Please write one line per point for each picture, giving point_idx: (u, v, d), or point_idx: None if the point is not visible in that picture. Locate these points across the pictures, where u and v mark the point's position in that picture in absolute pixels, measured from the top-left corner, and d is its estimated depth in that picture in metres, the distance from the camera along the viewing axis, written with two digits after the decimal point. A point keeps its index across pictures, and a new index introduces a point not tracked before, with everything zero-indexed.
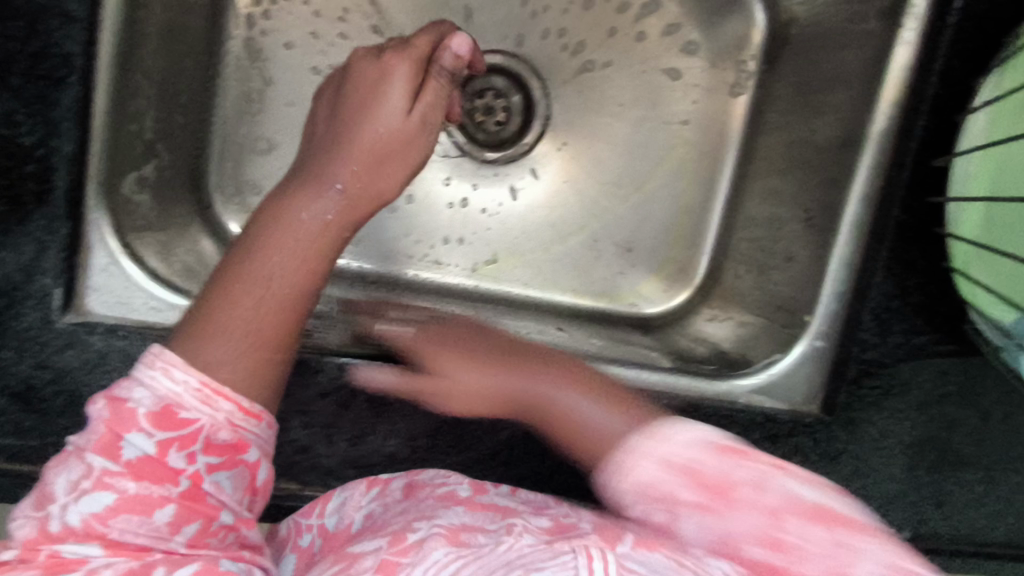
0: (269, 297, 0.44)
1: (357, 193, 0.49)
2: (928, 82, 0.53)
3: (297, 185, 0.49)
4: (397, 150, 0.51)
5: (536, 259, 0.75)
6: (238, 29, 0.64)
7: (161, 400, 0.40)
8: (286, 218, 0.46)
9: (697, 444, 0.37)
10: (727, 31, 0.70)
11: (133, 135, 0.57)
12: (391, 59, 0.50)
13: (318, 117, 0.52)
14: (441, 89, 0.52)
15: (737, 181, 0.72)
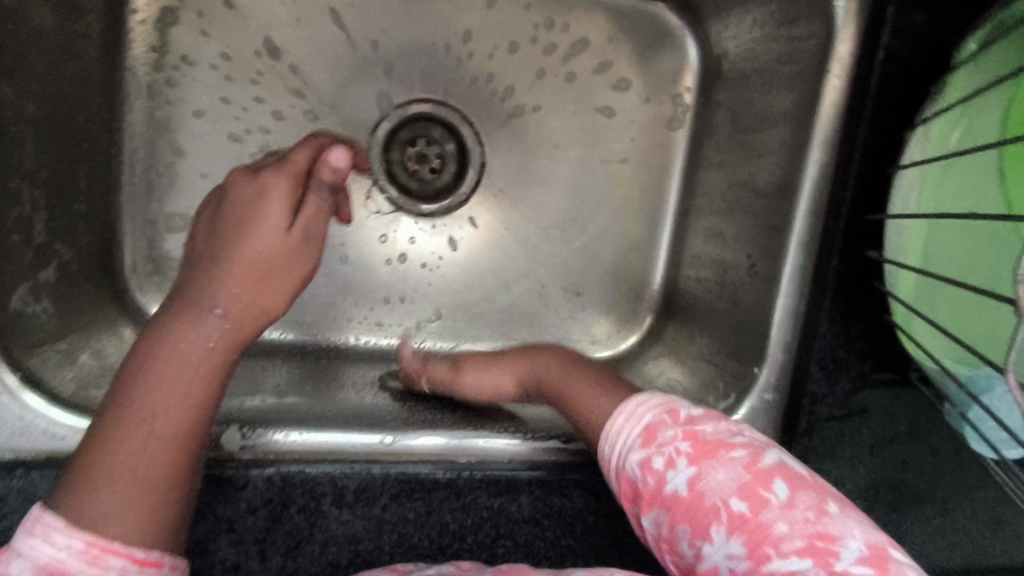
0: (153, 440, 0.38)
1: (241, 312, 0.43)
2: (858, 131, 0.55)
3: (172, 312, 0.42)
4: (278, 265, 0.44)
5: (483, 312, 0.73)
6: (137, 101, 0.60)
7: (41, 571, 0.34)
8: (161, 355, 0.40)
9: (758, 471, 0.38)
10: (661, 65, 0.70)
11: (19, 244, 0.52)
12: (267, 176, 0.44)
13: (194, 239, 0.46)
14: (324, 201, 0.46)
15: (681, 218, 0.73)
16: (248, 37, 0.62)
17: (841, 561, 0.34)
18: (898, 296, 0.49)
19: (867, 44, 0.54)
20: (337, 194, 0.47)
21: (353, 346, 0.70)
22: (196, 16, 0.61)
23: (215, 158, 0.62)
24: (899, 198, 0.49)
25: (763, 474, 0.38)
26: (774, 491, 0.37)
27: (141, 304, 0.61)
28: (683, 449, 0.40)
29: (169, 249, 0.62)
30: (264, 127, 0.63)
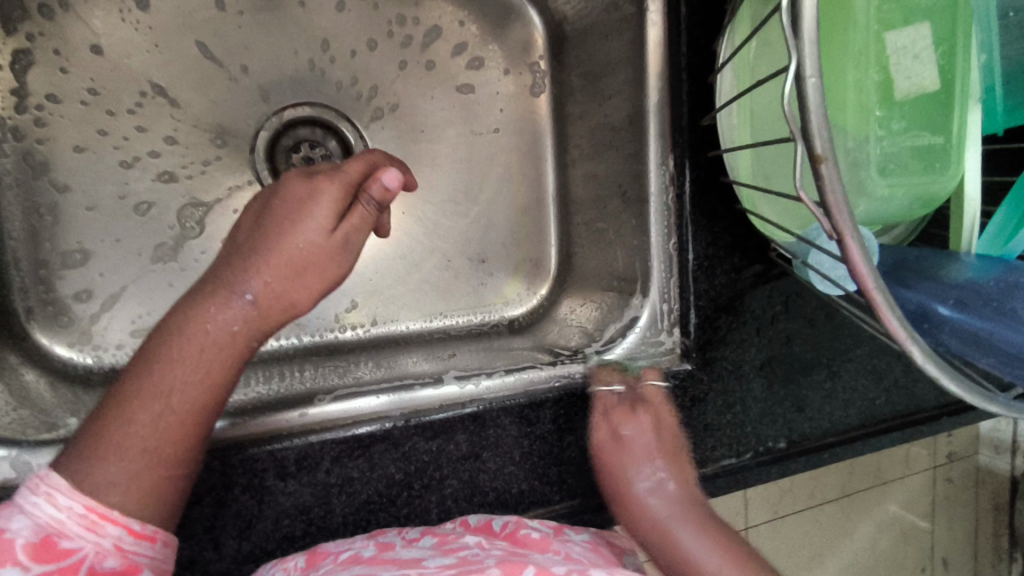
0: (169, 413, 0.43)
1: (268, 306, 0.47)
2: (680, 53, 0.62)
3: (202, 293, 0.46)
4: (316, 265, 0.48)
5: (396, 294, 0.76)
6: (8, 145, 0.60)
7: (40, 529, 0.39)
8: (189, 329, 0.45)
9: None
10: (512, 39, 0.76)
11: None
12: (321, 180, 0.49)
13: (240, 226, 0.49)
14: (370, 214, 0.50)
15: (561, 171, 0.79)
16: (114, 69, 0.62)
17: None
18: (741, 178, 0.57)
19: None
20: (382, 210, 0.52)
21: (275, 348, 0.71)
22: (53, 54, 0.60)
23: (101, 189, 0.63)
24: (724, 94, 0.57)
25: None
26: None
27: (46, 347, 0.61)
28: None
29: (68, 287, 0.62)
30: (150, 152, 0.64)
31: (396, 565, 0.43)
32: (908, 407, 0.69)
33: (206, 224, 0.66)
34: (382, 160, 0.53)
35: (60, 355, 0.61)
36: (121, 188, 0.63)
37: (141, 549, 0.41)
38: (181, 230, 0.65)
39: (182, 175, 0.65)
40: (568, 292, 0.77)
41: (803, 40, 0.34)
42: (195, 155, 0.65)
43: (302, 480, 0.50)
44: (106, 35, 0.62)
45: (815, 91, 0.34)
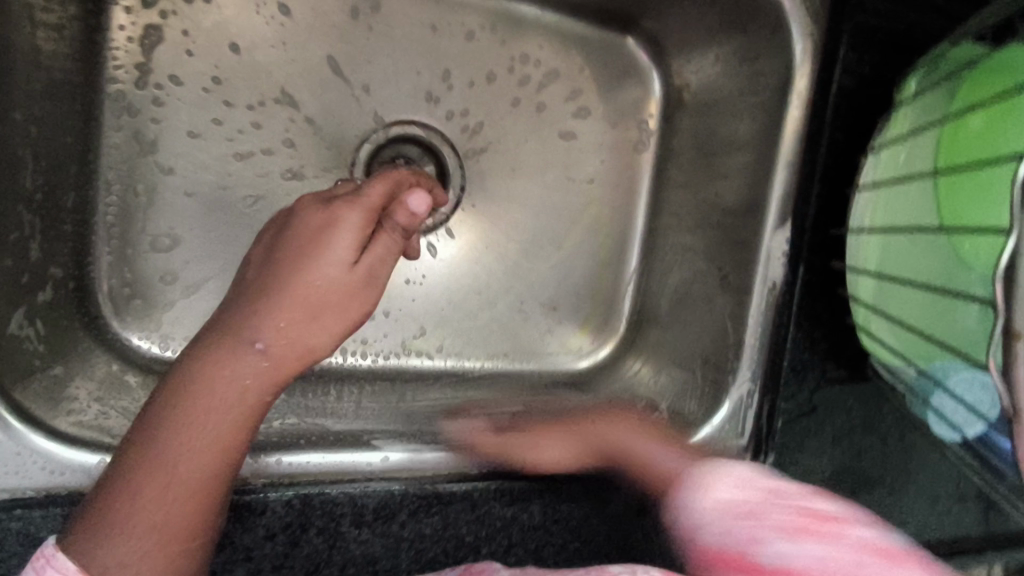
0: (177, 482, 0.40)
1: (282, 351, 0.44)
2: (818, 155, 0.61)
3: (210, 342, 0.43)
4: (333, 303, 0.45)
5: (465, 328, 0.74)
6: (121, 119, 0.58)
7: None
8: (199, 387, 0.42)
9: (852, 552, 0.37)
10: (626, 95, 0.74)
11: (13, 266, 0.50)
12: (339, 208, 0.45)
13: (252, 260, 0.47)
14: (396, 243, 0.48)
15: (650, 235, 0.76)
16: (238, 59, 0.61)
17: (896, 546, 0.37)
18: (859, 298, 0.56)
19: (821, 80, 0.59)
20: (409, 238, 0.49)
21: (333, 364, 0.69)
22: (181, 34, 0.59)
23: (201, 177, 0.60)
24: (856, 216, 0.56)
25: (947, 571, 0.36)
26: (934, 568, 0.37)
27: (118, 332, 0.58)
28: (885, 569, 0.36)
29: (151, 272, 0.60)
30: (258, 150, 0.62)
31: None
32: (951, 534, 0.65)
33: None
34: (408, 180, 0.51)
35: (132, 344, 0.59)
36: (222, 179, 0.61)
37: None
38: None
39: (280, 178, 0.63)
40: (633, 356, 0.74)
41: None
42: (300, 159, 0.64)
43: (376, 530, 0.50)
44: (237, 25, 0.60)
45: None
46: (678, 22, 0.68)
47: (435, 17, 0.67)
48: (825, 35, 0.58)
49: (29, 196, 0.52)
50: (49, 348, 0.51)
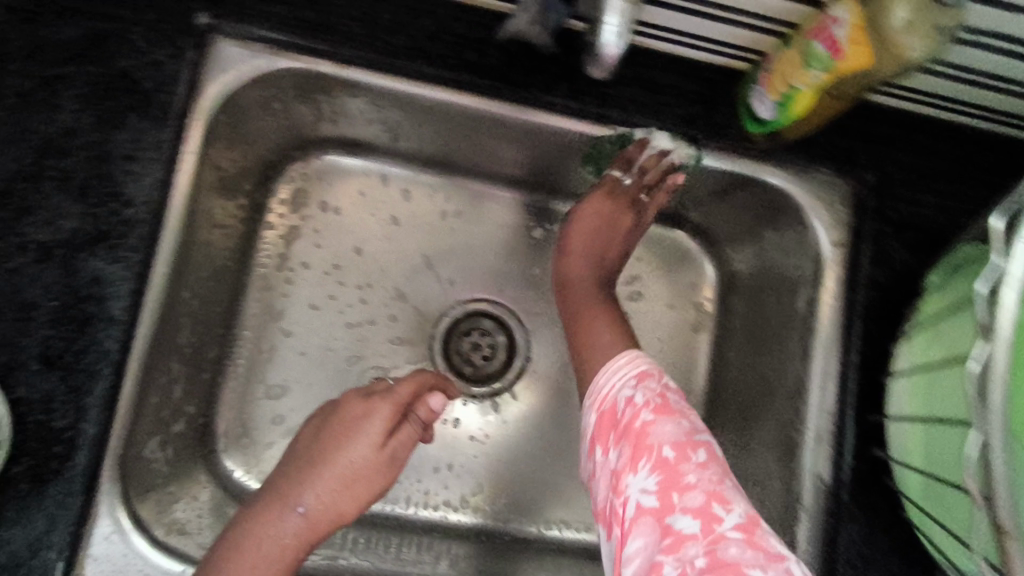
0: None
1: (318, 512, 0.56)
2: (852, 345, 0.61)
3: (262, 508, 0.55)
4: (367, 477, 0.58)
5: (522, 490, 0.77)
6: (260, 294, 0.75)
7: None
8: (246, 545, 0.53)
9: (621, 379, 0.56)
10: (684, 280, 0.81)
11: (162, 406, 0.64)
12: (377, 401, 0.59)
13: (301, 435, 0.60)
14: (415, 433, 0.61)
15: (709, 410, 0.79)
16: (349, 249, 0.77)
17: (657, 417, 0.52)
18: (908, 492, 0.55)
19: (848, 271, 0.62)
20: (429, 428, 0.62)
21: (395, 514, 0.75)
22: (314, 233, 0.77)
23: (311, 341, 0.75)
24: (895, 401, 0.56)
25: (693, 444, 0.51)
26: (664, 451, 0.50)
27: (227, 466, 0.71)
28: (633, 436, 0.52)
29: (262, 415, 0.73)
30: (357, 321, 0.77)
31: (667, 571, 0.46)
32: None
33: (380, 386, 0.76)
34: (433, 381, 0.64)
35: (236, 477, 0.71)
36: (327, 343, 0.75)
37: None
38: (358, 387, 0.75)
39: (374, 346, 0.76)
40: None
41: (992, 408, 0.34)
42: (389, 331, 0.77)
43: None
44: (354, 226, 0.78)
45: (1002, 466, 0.34)
46: (723, 221, 0.75)
47: (510, 219, 0.80)
48: (853, 234, 0.62)
49: (184, 350, 0.67)
50: (171, 473, 0.64)
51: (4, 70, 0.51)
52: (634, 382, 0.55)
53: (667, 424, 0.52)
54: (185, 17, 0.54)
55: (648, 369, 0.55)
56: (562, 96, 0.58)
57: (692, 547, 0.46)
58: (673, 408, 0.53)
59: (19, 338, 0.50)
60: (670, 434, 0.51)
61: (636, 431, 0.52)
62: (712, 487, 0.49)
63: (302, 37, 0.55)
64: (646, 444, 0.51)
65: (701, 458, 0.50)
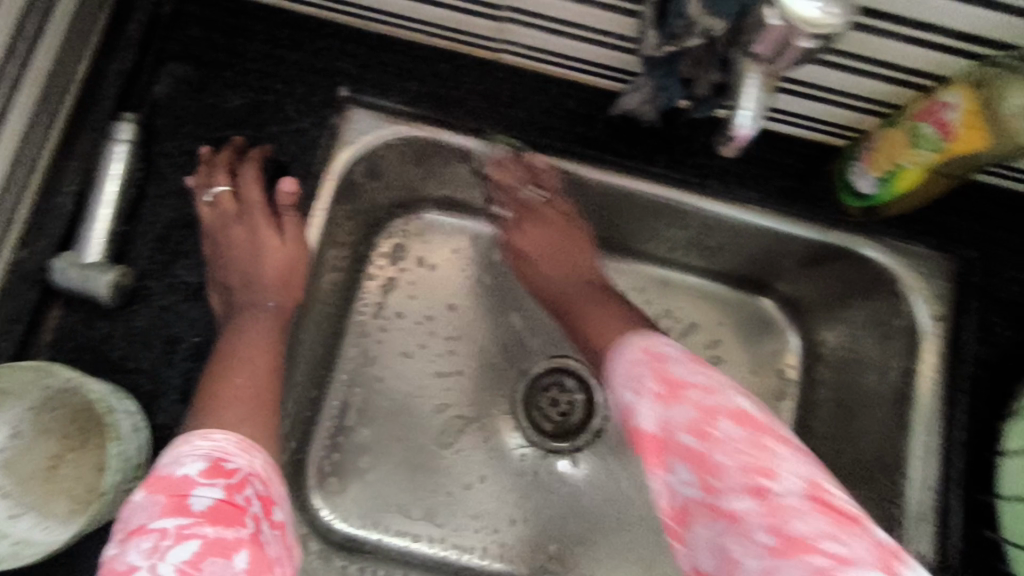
0: None
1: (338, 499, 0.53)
2: (958, 421, 0.60)
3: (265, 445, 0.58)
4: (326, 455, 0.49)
5: (602, 551, 0.78)
6: (356, 340, 0.79)
7: (212, 455, 0.46)
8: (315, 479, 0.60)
9: (635, 356, 0.59)
10: (767, 347, 0.81)
11: None
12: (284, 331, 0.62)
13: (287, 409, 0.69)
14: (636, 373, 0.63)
15: None
16: (439, 301, 0.81)
17: (648, 413, 0.55)
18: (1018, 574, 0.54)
19: (951, 347, 0.61)
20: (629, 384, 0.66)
21: (471, 565, 0.76)
22: (409, 284, 0.81)
23: (400, 387, 0.79)
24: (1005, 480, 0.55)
25: (713, 413, 0.53)
26: (688, 438, 0.53)
27: (315, 505, 0.74)
28: (654, 396, 0.55)
29: (351, 457, 0.76)
30: (445, 370, 0.80)
31: (772, 522, 0.48)
32: None
33: (463, 435, 0.79)
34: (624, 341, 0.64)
35: (322, 515, 0.74)
36: (416, 391, 0.79)
37: (279, 563, 0.45)
38: (442, 435, 0.78)
39: (461, 397, 0.80)
40: None
41: None
42: (473, 383, 0.80)
43: None
44: (447, 279, 0.82)
45: None
46: (812, 292, 0.75)
47: None
48: (953, 310, 0.62)
49: (288, 390, 0.71)
50: None
51: (177, 133, 0.59)
52: (686, 364, 0.57)
53: (682, 412, 0.54)
54: (328, 90, 0.60)
55: (652, 350, 0.59)
56: (663, 167, 0.61)
57: (787, 494, 0.49)
58: (680, 387, 0.55)
59: (163, 370, 0.54)
60: (681, 417, 0.53)
61: (681, 445, 0.53)
62: (746, 459, 0.51)
63: (430, 110, 0.60)
64: (710, 464, 0.51)
65: (723, 431, 0.52)
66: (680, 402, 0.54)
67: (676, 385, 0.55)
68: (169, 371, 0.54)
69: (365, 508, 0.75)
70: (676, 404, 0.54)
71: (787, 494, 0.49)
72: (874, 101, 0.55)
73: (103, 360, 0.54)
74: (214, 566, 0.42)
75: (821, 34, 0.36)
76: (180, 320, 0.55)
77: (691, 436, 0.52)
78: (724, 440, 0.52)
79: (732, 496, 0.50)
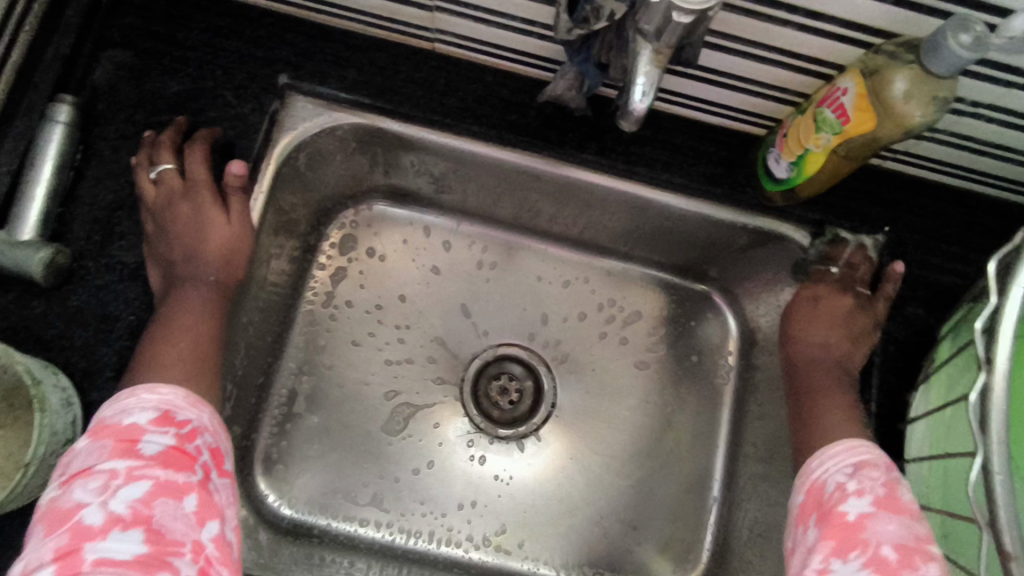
0: None
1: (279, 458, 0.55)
2: (870, 395, 0.65)
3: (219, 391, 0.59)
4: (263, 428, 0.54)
5: (548, 534, 0.79)
6: (305, 328, 0.80)
7: (162, 407, 0.49)
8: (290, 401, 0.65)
9: (824, 463, 0.57)
10: (707, 333, 0.84)
11: None
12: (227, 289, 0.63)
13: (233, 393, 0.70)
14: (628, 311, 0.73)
15: (731, 461, 0.81)
16: (389, 290, 0.82)
17: (855, 504, 0.52)
18: None
19: (866, 325, 0.65)
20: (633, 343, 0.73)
21: (420, 549, 0.77)
22: (359, 273, 0.82)
23: (349, 374, 0.80)
24: (915, 444, 0.61)
25: (893, 489, 0.53)
26: (887, 524, 0.51)
27: (262, 492, 0.75)
28: (866, 499, 0.53)
29: (299, 444, 0.77)
30: (394, 358, 0.81)
31: None
32: None
33: (411, 421, 0.80)
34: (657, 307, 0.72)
35: (270, 501, 0.75)
36: (365, 378, 0.80)
37: (226, 510, 0.49)
38: (391, 421, 0.79)
39: (410, 384, 0.81)
40: None
41: (990, 435, 0.41)
42: (422, 371, 0.82)
43: None
44: (396, 268, 0.83)
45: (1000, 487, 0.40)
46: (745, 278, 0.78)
47: (541, 270, 0.85)
48: (867, 291, 0.66)
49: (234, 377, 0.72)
50: None
51: (114, 118, 0.60)
52: (851, 472, 0.55)
53: (851, 498, 0.53)
54: (268, 78, 0.62)
55: (868, 459, 0.55)
56: (593, 154, 0.64)
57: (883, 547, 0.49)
58: (900, 505, 0.52)
59: (99, 348, 0.55)
60: (890, 531, 0.50)
61: (852, 523, 0.51)
62: (908, 538, 0.50)
63: (366, 99, 0.62)
64: (859, 536, 0.51)
65: (863, 508, 0.52)
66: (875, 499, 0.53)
67: (890, 499, 0.52)
68: (104, 349, 0.55)
69: (313, 494, 0.76)
70: (857, 498, 0.53)
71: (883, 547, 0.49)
72: (784, 90, 0.58)
73: (38, 339, 0.55)
74: (166, 506, 0.44)
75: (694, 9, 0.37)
76: (117, 301, 0.56)
77: (865, 517, 0.51)
78: (900, 530, 0.50)
79: (868, 536, 0.50)
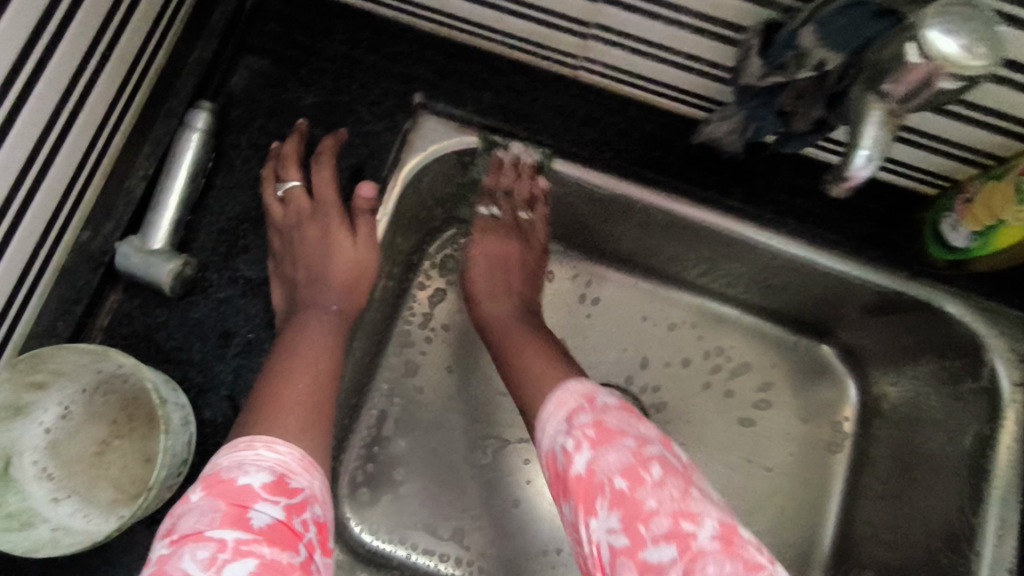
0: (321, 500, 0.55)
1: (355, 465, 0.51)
2: None
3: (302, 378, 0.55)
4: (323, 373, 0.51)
5: None
6: (399, 349, 0.77)
7: (276, 469, 0.44)
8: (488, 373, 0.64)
9: (572, 396, 0.55)
10: (821, 394, 0.77)
11: None
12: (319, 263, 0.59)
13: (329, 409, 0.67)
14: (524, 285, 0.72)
15: (840, 539, 0.74)
16: None
17: (584, 454, 0.50)
18: None
19: None
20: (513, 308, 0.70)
21: None
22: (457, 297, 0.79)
23: (439, 401, 0.77)
24: None
25: (640, 450, 0.50)
26: (652, 474, 0.49)
27: (344, 516, 0.73)
28: (611, 442, 0.50)
29: (384, 469, 0.74)
30: (485, 388, 0.78)
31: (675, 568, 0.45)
32: None
33: (499, 457, 0.76)
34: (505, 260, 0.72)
35: (350, 526, 0.72)
36: (454, 407, 0.77)
37: None
38: (477, 455, 0.76)
39: (500, 417, 0.77)
40: None
41: None
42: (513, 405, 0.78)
43: None
44: None
45: None
46: (876, 343, 0.72)
47: (647, 310, 0.80)
48: None
49: None
50: None
51: (249, 126, 0.58)
52: (570, 411, 0.54)
53: (610, 452, 0.50)
54: (405, 95, 0.59)
55: (593, 391, 0.55)
56: (738, 200, 0.60)
57: (658, 517, 0.47)
58: (612, 432, 0.51)
59: (215, 364, 0.54)
60: (613, 463, 0.49)
61: (584, 477, 0.50)
62: (673, 506, 0.47)
63: (502, 124, 0.59)
64: (596, 484, 0.49)
65: (655, 475, 0.49)
66: (629, 440, 0.51)
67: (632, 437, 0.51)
68: (220, 367, 0.54)
69: (394, 523, 0.73)
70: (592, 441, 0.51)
71: (657, 517, 0.47)
72: (975, 150, 0.53)
73: (158, 349, 0.54)
74: None
75: (964, 75, 0.35)
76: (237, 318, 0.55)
77: (615, 465, 0.49)
78: (668, 487, 0.48)
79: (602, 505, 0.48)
